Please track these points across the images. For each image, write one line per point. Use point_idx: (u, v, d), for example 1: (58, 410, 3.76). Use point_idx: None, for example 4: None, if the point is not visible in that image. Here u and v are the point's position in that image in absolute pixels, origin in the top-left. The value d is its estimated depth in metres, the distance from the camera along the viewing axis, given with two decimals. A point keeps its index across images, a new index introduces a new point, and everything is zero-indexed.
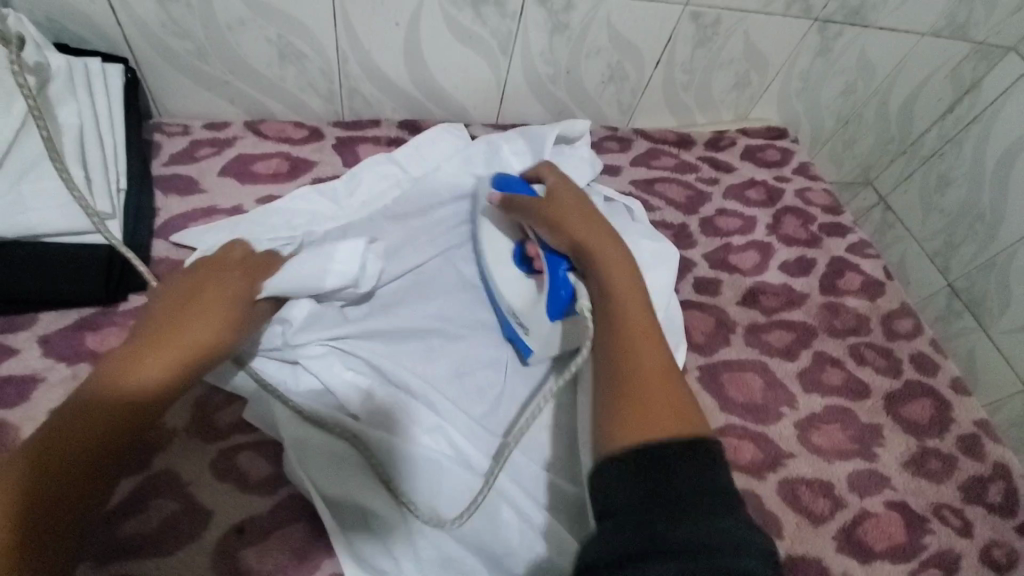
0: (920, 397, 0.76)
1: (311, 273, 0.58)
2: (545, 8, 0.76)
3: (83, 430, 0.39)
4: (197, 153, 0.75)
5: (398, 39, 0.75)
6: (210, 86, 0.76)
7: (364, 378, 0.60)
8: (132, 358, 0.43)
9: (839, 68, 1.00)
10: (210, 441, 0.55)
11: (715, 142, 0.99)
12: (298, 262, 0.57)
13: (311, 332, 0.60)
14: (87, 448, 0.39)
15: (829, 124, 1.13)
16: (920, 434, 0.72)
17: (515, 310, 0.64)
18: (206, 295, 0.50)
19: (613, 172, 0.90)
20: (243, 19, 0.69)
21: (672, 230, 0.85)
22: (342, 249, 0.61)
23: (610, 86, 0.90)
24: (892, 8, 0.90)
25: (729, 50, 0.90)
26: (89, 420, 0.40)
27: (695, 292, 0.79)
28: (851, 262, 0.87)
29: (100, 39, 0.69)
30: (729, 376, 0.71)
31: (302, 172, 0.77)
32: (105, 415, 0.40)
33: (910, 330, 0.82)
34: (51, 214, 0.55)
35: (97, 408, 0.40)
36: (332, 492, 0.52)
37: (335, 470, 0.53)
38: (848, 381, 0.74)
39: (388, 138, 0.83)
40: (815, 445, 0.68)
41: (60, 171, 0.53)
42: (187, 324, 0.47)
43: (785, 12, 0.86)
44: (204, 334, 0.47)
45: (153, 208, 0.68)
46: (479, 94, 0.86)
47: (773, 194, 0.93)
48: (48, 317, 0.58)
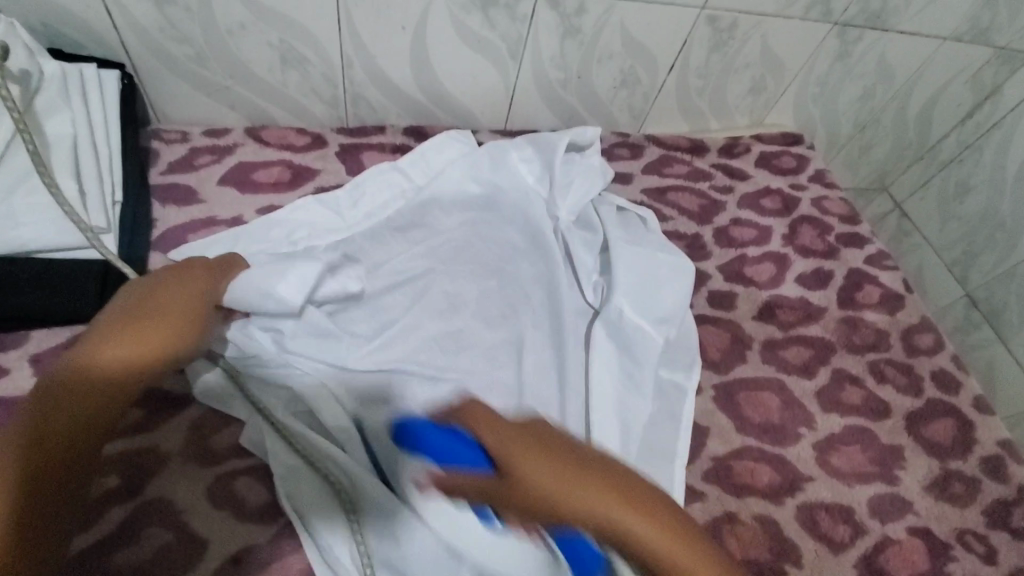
0: (943, 416, 0.73)
1: (255, 291, 0.55)
2: (556, 11, 0.73)
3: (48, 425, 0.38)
4: (196, 161, 0.72)
5: (404, 43, 0.73)
6: (210, 92, 0.73)
7: (353, 396, 0.57)
8: (93, 347, 0.42)
9: (857, 72, 0.97)
10: (205, 466, 0.53)
11: (728, 148, 0.96)
12: (239, 280, 0.55)
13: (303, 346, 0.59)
14: (52, 444, 0.38)
15: (845, 129, 1.10)
16: (943, 455, 0.70)
17: None
18: (159, 305, 0.46)
19: (625, 179, 0.87)
20: (244, 22, 0.67)
21: (685, 241, 0.82)
22: (296, 269, 0.58)
23: (622, 91, 0.88)
24: (914, 12, 0.87)
25: (745, 54, 0.87)
26: (54, 417, 0.39)
27: (709, 305, 0.76)
28: (869, 274, 0.85)
29: (96, 44, 0.66)
30: (745, 395, 0.69)
31: (304, 180, 0.74)
32: (69, 410, 0.39)
33: (932, 345, 0.79)
34: (43, 229, 0.53)
35: (54, 404, 0.39)
36: (325, 525, 0.50)
37: (317, 503, 0.51)
38: (868, 400, 0.72)
39: (393, 145, 0.80)
40: (834, 467, 0.65)
41: (47, 185, 0.51)
42: (145, 316, 0.45)
43: (804, 16, 0.83)
44: (167, 338, 0.45)
45: (150, 219, 0.66)
46: (487, 100, 0.84)
47: (789, 202, 0.90)
48: (41, 334, 0.56)
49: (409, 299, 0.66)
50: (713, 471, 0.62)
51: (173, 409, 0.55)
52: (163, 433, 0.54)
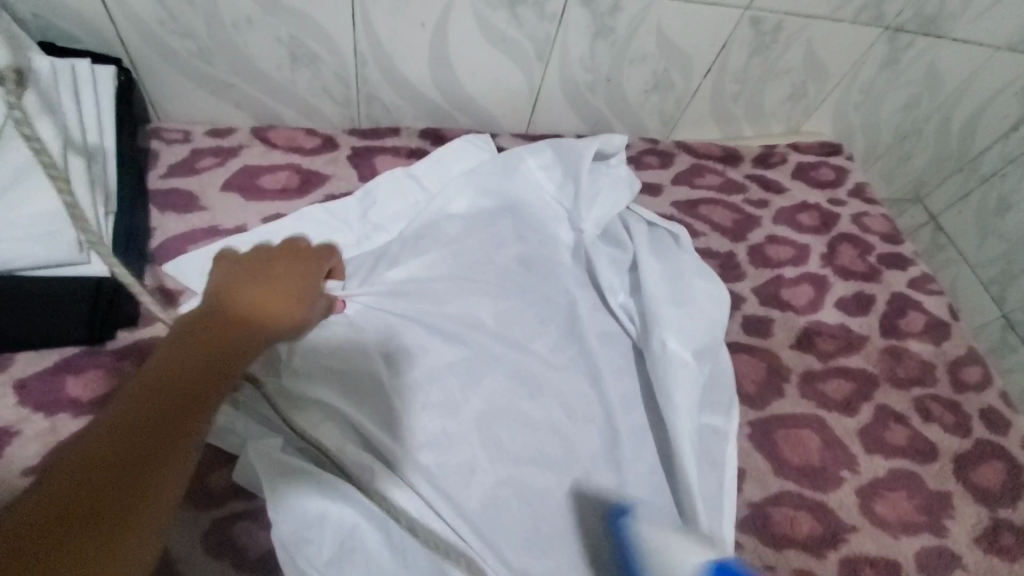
0: (992, 459, 0.68)
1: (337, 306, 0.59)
2: (590, 9, 0.68)
3: (87, 456, 0.27)
4: (197, 164, 0.67)
5: (424, 42, 0.67)
6: (213, 89, 0.68)
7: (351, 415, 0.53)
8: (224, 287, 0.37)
9: (904, 80, 0.90)
10: (203, 509, 0.50)
11: (764, 158, 0.90)
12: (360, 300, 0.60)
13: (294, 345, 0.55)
14: (122, 438, 0.28)
15: (886, 139, 1.03)
16: (994, 503, 0.64)
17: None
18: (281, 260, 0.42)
19: (654, 191, 0.82)
20: (250, 16, 0.61)
21: (718, 259, 0.77)
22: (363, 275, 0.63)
23: (654, 96, 0.82)
24: (971, 17, 0.81)
25: (787, 59, 0.81)
26: (100, 446, 0.28)
27: (743, 332, 0.71)
28: (913, 299, 0.79)
29: (92, 38, 0.61)
30: (783, 434, 0.64)
31: (313, 187, 0.69)
32: (117, 440, 0.28)
33: (979, 380, 0.74)
34: (28, 243, 0.49)
35: (114, 419, 0.28)
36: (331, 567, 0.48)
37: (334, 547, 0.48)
38: (914, 441, 0.67)
39: (408, 148, 0.75)
40: (879, 516, 0.61)
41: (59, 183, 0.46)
42: (223, 316, 0.34)
43: (854, 19, 0.77)
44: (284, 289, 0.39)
45: (148, 228, 0.62)
46: (509, 102, 0.78)
47: (828, 219, 0.85)
48: (25, 357, 0.52)
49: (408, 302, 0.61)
50: (749, 519, 0.58)
51: None
52: None
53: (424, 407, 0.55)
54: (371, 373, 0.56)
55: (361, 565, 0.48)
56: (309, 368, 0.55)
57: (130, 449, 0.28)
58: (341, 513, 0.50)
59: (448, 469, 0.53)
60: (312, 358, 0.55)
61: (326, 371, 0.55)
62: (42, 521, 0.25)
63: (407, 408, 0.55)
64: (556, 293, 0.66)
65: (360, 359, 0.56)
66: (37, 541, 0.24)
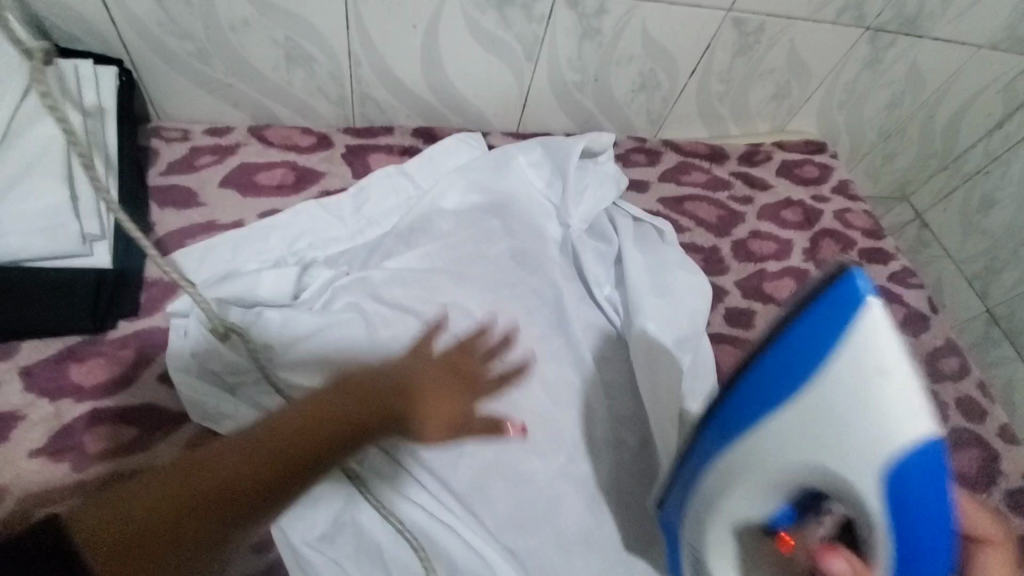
0: (967, 446, 0.70)
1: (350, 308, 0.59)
2: (576, 11, 0.70)
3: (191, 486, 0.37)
4: (196, 161, 0.70)
5: (415, 43, 0.70)
6: (211, 89, 0.70)
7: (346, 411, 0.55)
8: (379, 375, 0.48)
9: (886, 79, 0.93)
10: None
11: (749, 155, 0.92)
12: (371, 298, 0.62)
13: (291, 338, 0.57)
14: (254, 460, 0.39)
15: (871, 137, 1.06)
16: (967, 487, 0.67)
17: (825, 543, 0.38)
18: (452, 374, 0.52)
19: (641, 188, 0.84)
20: (247, 18, 0.63)
21: (702, 254, 0.79)
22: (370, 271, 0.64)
23: (641, 95, 0.84)
24: (949, 18, 0.83)
25: (771, 59, 0.84)
26: (216, 476, 0.38)
27: (726, 323, 0.73)
28: (893, 292, 0.82)
29: (94, 40, 0.63)
30: None
31: (309, 183, 0.71)
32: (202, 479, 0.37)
33: (956, 370, 0.76)
34: (31, 236, 0.51)
35: (218, 471, 0.38)
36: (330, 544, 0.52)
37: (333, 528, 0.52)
38: None
39: (401, 146, 0.77)
40: None
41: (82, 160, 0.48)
42: (347, 410, 0.44)
43: (835, 20, 0.79)
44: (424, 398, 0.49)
45: (148, 223, 0.64)
46: (500, 102, 0.80)
47: (811, 215, 0.87)
48: (30, 345, 0.54)
49: (401, 294, 0.63)
50: None
51: (166, 428, 0.53)
52: (155, 454, 0.52)
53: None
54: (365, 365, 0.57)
55: (352, 543, 0.52)
56: (305, 361, 0.56)
57: (254, 471, 0.39)
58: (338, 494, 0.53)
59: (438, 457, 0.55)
60: (309, 351, 0.57)
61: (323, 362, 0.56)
62: (180, 496, 0.37)
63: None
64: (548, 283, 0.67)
65: (355, 349, 0.57)
66: (178, 508, 0.36)
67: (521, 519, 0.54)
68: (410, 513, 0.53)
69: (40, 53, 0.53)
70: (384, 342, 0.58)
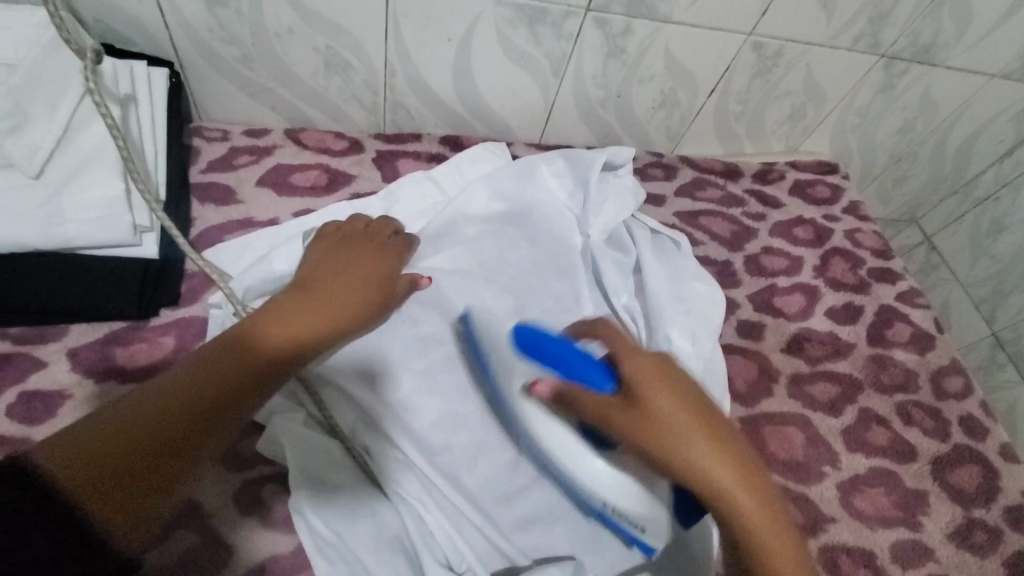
0: (968, 463, 0.71)
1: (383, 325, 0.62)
2: (602, 30, 0.73)
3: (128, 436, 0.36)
4: (235, 161, 0.73)
5: (448, 55, 0.73)
6: (252, 92, 0.74)
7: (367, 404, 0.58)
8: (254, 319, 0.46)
9: (899, 104, 0.95)
10: (234, 469, 0.54)
11: (763, 174, 0.95)
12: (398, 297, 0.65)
13: None
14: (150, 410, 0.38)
15: (882, 159, 1.08)
16: (968, 503, 0.68)
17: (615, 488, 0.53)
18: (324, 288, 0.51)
19: (657, 202, 0.87)
20: (292, 27, 0.67)
21: (715, 267, 0.82)
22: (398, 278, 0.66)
23: (660, 112, 0.87)
24: (962, 48, 0.86)
25: (787, 82, 0.87)
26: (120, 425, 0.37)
27: (737, 335, 0.76)
28: (900, 311, 0.84)
29: (146, 42, 0.67)
30: (770, 430, 0.68)
31: (340, 186, 0.75)
32: (141, 431, 0.37)
33: (961, 389, 0.78)
34: (89, 225, 0.55)
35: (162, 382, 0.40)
36: (343, 527, 0.52)
37: (348, 518, 0.53)
38: (894, 442, 0.71)
39: (428, 153, 0.80)
40: (858, 510, 0.65)
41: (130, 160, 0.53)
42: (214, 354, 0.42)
43: (851, 46, 0.82)
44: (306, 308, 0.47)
45: (189, 218, 0.67)
46: (525, 113, 0.83)
47: (822, 233, 0.89)
48: (77, 329, 0.57)
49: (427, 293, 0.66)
50: None
51: None
52: None
53: (435, 393, 0.61)
54: (388, 363, 0.61)
55: (370, 535, 0.52)
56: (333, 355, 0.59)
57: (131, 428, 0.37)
58: (360, 481, 0.55)
59: (458, 452, 0.59)
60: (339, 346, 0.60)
61: (354, 360, 0.60)
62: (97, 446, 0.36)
63: (420, 397, 0.60)
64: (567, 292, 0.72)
65: (381, 349, 0.61)
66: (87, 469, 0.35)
67: (532, 518, 0.58)
68: (417, 499, 0.55)
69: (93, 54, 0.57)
70: (409, 344, 0.63)
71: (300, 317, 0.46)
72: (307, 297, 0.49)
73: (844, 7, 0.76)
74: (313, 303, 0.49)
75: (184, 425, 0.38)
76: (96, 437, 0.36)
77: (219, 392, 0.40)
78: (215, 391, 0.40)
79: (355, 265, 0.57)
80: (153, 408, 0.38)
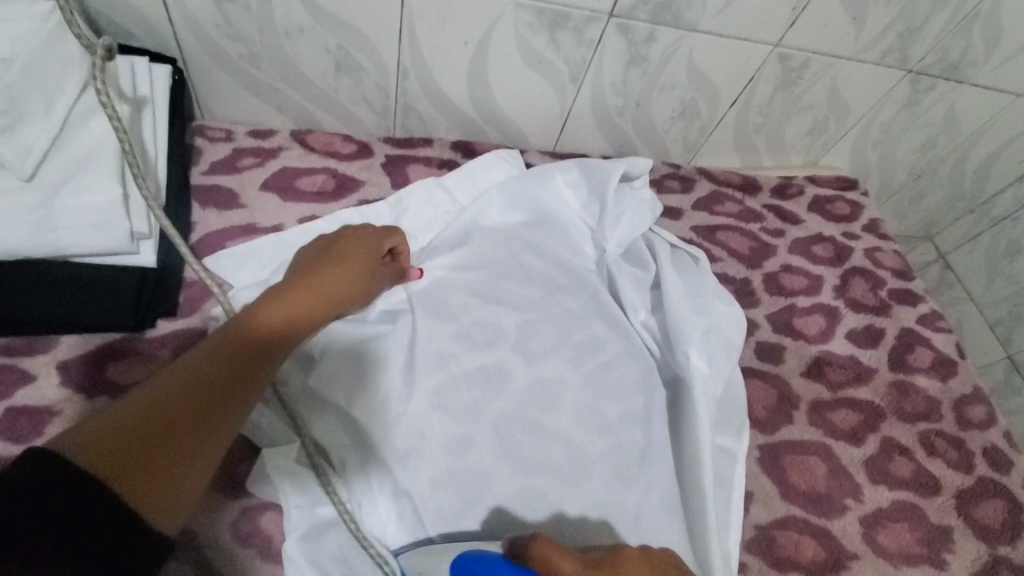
0: (993, 497, 0.69)
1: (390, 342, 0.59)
2: (625, 37, 0.70)
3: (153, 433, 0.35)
4: (239, 163, 0.70)
5: (464, 59, 0.70)
6: (258, 92, 0.71)
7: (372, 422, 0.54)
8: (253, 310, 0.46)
9: (923, 121, 0.93)
10: (232, 496, 0.52)
11: (781, 189, 0.92)
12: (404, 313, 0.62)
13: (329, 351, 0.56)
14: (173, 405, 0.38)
15: (901, 175, 1.05)
16: (993, 540, 0.66)
17: None
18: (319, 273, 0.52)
19: (673, 215, 0.84)
20: (302, 25, 0.64)
21: (733, 285, 0.79)
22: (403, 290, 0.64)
23: (679, 123, 0.84)
24: (991, 66, 0.83)
25: (811, 96, 0.84)
26: (144, 415, 0.37)
27: (756, 357, 0.73)
28: (921, 335, 0.81)
29: (148, 36, 0.64)
30: (791, 460, 0.66)
31: (348, 192, 0.72)
32: (159, 423, 0.37)
33: (984, 419, 0.76)
34: (83, 232, 0.51)
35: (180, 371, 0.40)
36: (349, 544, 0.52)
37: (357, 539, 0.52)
38: (917, 474, 0.68)
39: (440, 159, 0.77)
40: (881, 546, 0.62)
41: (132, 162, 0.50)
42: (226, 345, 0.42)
43: (879, 61, 0.80)
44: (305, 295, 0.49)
45: (190, 222, 0.64)
46: (540, 120, 0.80)
47: (842, 252, 0.87)
48: (69, 340, 0.54)
49: (436, 304, 0.63)
50: (755, 540, 0.60)
51: None
52: None
53: (443, 411, 0.57)
54: (392, 379, 0.56)
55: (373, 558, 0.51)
56: (339, 371, 0.56)
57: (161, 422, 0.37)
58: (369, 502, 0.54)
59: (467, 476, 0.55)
60: (344, 361, 0.56)
61: (359, 376, 0.56)
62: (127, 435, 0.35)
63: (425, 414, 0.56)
64: (585, 305, 0.68)
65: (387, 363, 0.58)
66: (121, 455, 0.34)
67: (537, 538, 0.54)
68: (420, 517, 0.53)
69: (103, 51, 0.52)
70: (417, 357, 0.59)
71: (305, 309, 0.48)
72: (312, 285, 0.50)
73: (875, 19, 0.73)
74: (315, 299, 0.49)
75: (205, 415, 0.39)
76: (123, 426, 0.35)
77: (231, 396, 0.41)
78: (229, 390, 0.41)
79: (350, 249, 0.56)
80: (179, 397, 0.38)
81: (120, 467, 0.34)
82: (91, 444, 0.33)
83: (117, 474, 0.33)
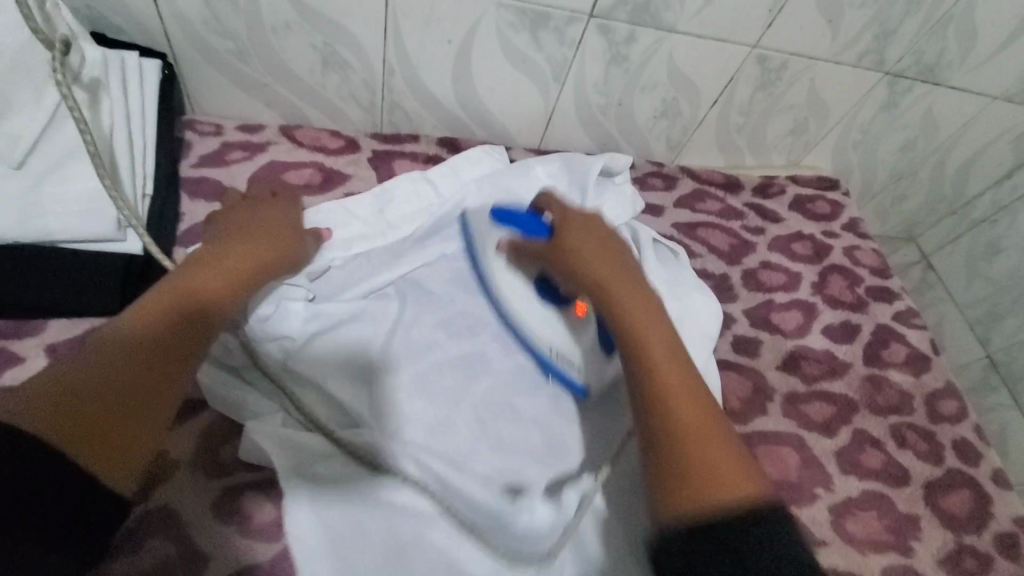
0: (961, 488, 0.71)
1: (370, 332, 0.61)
2: (606, 38, 0.72)
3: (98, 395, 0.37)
4: (227, 156, 0.71)
5: (448, 57, 0.72)
6: (247, 87, 0.72)
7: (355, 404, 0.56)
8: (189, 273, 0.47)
9: (902, 123, 0.94)
10: (214, 477, 0.53)
11: (763, 188, 0.94)
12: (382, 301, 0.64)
13: (312, 338, 0.59)
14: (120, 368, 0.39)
15: (882, 177, 1.07)
16: (959, 529, 0.67)
17: (558, 350, 0.63)
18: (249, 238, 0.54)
19: (656, 212, 0.86)
20: (290, 22, 0.66)
21: (712, 280, 0.81)
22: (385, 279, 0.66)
23: (662, 122, 0.86)
24: (968, 68, 0.85)
25: (790, 97, 0.86)
26: (92, 379, 0.38)
27: (732, 350, 0.75)
28: (897, 332, 0.83)
29: (140, 32, 0.65)
30: (764, 449, 0.67)
31: (334, 186, 0.73)
32: (110, 390, 0.38)
33: (955, 413, 0.77)
34: (71, 218, 0.53)
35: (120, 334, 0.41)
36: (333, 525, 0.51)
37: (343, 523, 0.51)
38: (887, 465, 0.70)
39: (426, 154, 0.79)
40: (849, 533, 0.64)
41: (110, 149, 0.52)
42: (170, 305, 0.44)
43: (855, 63, 0.82)
44: (237, 258, 0.51)
45: (178, 213, 0.66)
46: (525, 118, 0.82)
47: (821, 250, 0.88)
48: (56, 325, 0.55)
49: (419, 295, 0.66)
50: None
51: (184, 415, 0.55)
52: (169, 440, 0.54)
53: (424, 396, 0.58)
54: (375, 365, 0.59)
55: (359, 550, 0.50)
56: (322, 357, 0.58)
57: (108, 389, 0.38)
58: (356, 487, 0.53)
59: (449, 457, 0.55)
60: (327, 349, 0.59)
61: (343, 364, 0.58)
62: (77, 401, 0.36)
63: (401, 399, 0.57)
64: None
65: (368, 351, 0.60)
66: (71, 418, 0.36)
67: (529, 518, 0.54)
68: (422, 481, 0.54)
69: (61, 45, 0.54)
70: (398, 341, 0.61)
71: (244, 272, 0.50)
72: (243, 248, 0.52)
73: (850, 23, 0.75)
74: (244, 263, 0.51)
75: (150, 376, 0.40)
76: (68, 392, 0.37)
77: (182, 356, 0.43)
78: (180, 351, 0.43)
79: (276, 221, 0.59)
80: (121, 361, 0.39)
81: (74, 435, 0.35)
82: (39, 414, 0.35)
83: (64, 437, 0.35)
